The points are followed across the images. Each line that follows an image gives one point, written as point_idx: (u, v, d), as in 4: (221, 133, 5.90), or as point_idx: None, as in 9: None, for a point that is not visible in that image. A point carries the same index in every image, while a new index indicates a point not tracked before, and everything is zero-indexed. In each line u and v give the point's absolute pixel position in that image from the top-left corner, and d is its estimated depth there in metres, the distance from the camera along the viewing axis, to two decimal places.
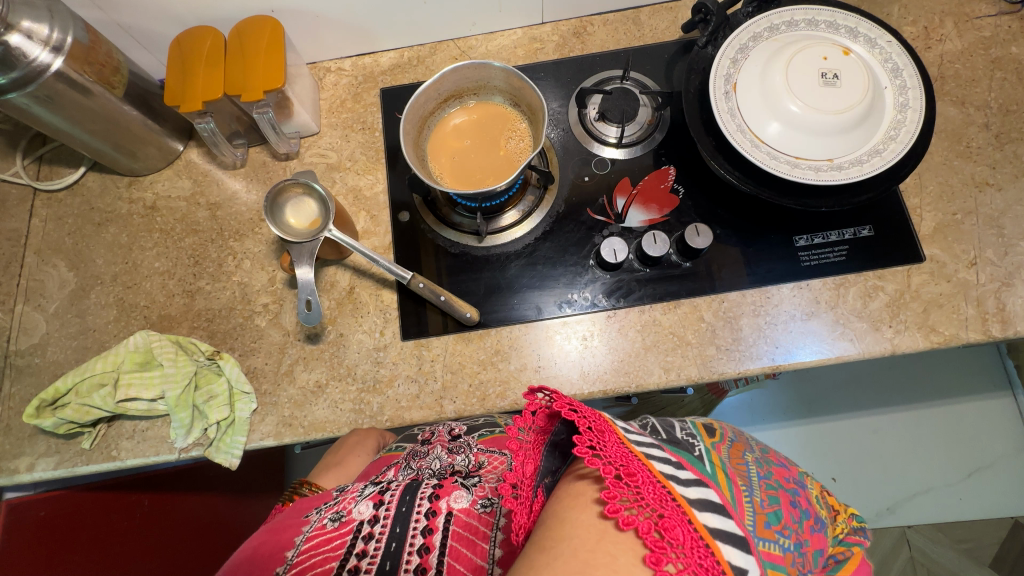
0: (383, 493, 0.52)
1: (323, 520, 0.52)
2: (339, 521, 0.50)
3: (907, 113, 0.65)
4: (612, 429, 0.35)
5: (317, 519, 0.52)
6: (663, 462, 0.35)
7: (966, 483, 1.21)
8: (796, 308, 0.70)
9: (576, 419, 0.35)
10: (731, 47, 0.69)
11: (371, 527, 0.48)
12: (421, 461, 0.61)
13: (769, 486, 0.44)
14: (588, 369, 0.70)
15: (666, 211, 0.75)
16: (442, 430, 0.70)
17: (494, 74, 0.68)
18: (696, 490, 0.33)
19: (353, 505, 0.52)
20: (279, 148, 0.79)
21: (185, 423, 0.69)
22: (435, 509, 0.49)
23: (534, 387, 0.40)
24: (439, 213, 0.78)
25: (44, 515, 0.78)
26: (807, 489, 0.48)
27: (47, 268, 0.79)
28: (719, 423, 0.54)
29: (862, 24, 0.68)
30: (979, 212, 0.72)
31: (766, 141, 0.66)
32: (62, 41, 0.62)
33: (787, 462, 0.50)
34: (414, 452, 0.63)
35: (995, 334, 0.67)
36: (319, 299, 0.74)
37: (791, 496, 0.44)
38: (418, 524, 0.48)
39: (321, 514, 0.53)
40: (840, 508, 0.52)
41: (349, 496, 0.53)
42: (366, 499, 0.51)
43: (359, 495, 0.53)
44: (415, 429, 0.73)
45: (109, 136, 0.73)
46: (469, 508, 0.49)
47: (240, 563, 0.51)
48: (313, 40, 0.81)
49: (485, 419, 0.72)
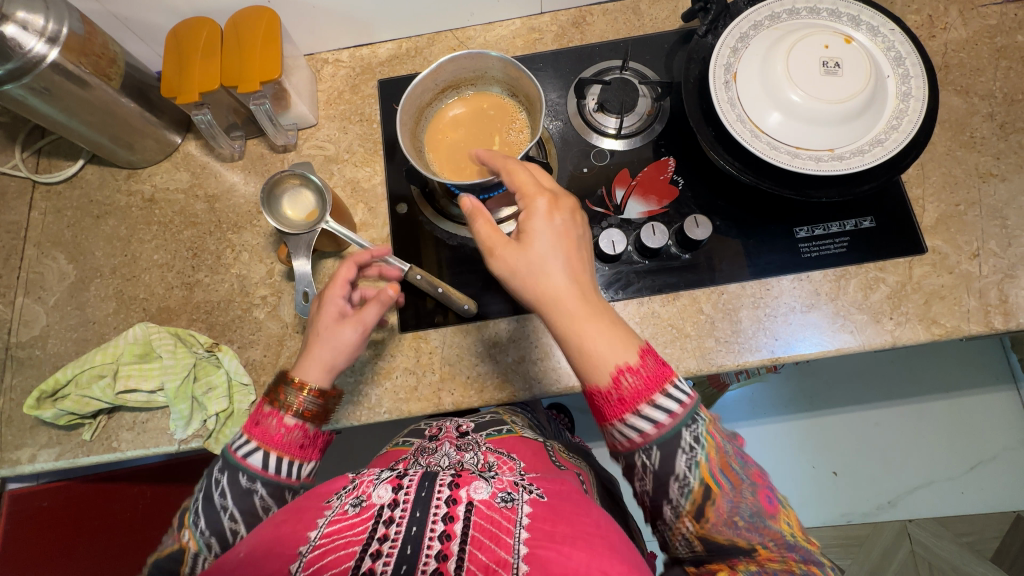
0: (402, 478, 0.51)
1: (344, 506, 0.49)
2: (360, 506, 0.48)
3: (909, 102, 0.64)
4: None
5: (338, 504, 0.50)
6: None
7: (969, 476, 1.21)
8: (796, 300, 0.70)
9: None
10: (731, 37, 0.68)
11: (391, 512, 0.47)
12: (429, 457, 0.59)
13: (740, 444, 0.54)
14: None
15: (665, 202, 0.74)
16: (450, 426, 0.69)
17: (492, 65, 0.68)
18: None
19: (371, 489, 0.50)
20: (277, 139, 0.79)
21: (184, 414, 0.69)
22: (455, 497, 0.48)
23: None
24: (437, 206, 0.77)
25: (46, 506, 0.80)
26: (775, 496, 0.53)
27: (47, 260, 0.79)
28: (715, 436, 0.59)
29: (865, 11, 0.67)
30: (982, 203, 0.71)
31: (766, 131, 0.65)
32: (58, 32, 0.62)
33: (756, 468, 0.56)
34: (422, 449, 0.61)
35: (997, 326, 0.66)
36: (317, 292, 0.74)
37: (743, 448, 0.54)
38: (438, 510, 0.47)
39: (343, 499, 0.50)
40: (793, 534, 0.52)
41: (366, 481, 0.52)
42: (384, 483, 0.51)
43: (376, 479, 0.52)
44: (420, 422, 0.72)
45: (106, 127, 0.73)
46: (490, 500, 0.49)
47: (259, 544, 0.46)
48: (310, 31, 0.81)
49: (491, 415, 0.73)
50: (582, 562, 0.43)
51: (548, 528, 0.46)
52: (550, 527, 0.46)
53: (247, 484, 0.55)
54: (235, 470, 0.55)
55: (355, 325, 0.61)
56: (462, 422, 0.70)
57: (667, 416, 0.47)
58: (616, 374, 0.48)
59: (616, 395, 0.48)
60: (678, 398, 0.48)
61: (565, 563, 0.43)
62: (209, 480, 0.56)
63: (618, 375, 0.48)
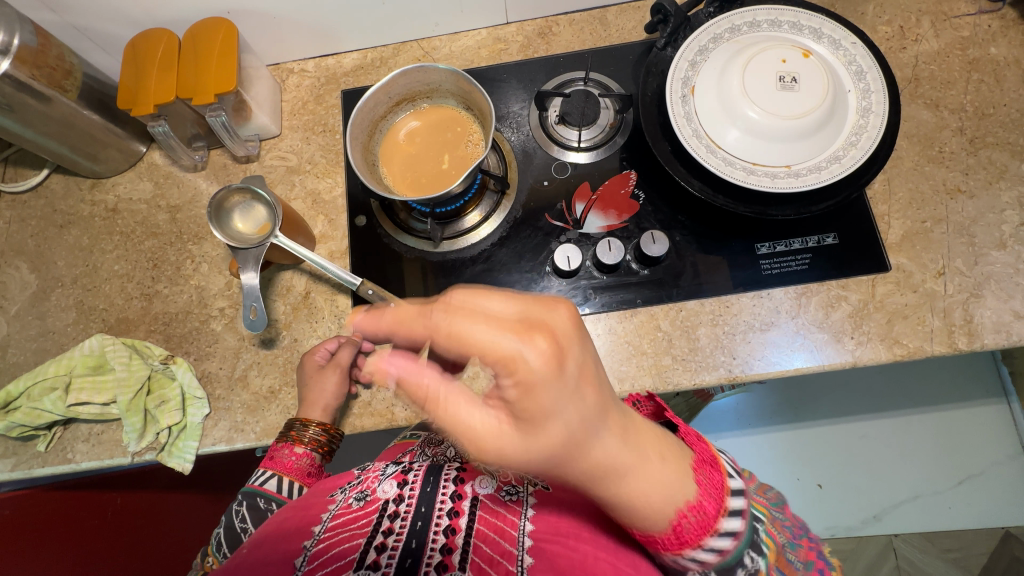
0: (407, 473, 0.53)
1: (348, 499, 0.51)
2: (364, 500, 0.50)
3: (869, 118, 0.63)
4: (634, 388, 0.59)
5: (342, 497, 0.51)
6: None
7: (956, 491, 1.18)
8: (755, 318, 0.68)
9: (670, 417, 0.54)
10: (689, 49, 0.67)
11: (396, 506, 0.48)
12: (436, 448, 0.59)
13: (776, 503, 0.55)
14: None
15: (624, 216, 0.73)
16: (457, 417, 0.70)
17: (443, 77, 0.68)
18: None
19: (376, 484, 0.52)
20: (235, 150, 0.78)
21: (137, 427, 0.69)
22: (460, 492, 0.50)
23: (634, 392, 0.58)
24: (397, 219, 0.77)
25: (9, 514, 0.81)
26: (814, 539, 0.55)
27: (10, 269, 0.79)
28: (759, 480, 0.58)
29: (827, 24, 0.66)
30: (950, 220, 0.69)
31: (723, 147, 0.64)
32: (8, 43, 0.61)
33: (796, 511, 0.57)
34: (429, 440, 0.61)
35: (961, 347, 0.65)
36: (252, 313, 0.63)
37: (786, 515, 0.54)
38: (443, 505, 0.49)
39: (346, 493, 0.52)
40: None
41: (372, 475, 0.54)
42: (389, 479, 0.52)
43: (381, 474, 0.54)
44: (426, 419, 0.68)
45: (65, 138, 0.72)
46: (494, 494, 0.51)
47: (266, 535, 0.47)
48: (273, 42, 0.81)
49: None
50: (588, 555, 0.45)
51: (553, 521, 0.49)
52: (554, 520, 0.49)
53: (265, 505, 0.63)
54: (254, 496, 0.64)
55: (335, 369, 0.68)
56: None
57: (730, 543, 0.43)
58: (674, 519, 0.42)
59: (677, 534, 0.42)
60: (738, 520, 0.44)
61: (571, 556, 0.45)
62: (229, 512, 0.63)
63: (676, 519, 0.42)
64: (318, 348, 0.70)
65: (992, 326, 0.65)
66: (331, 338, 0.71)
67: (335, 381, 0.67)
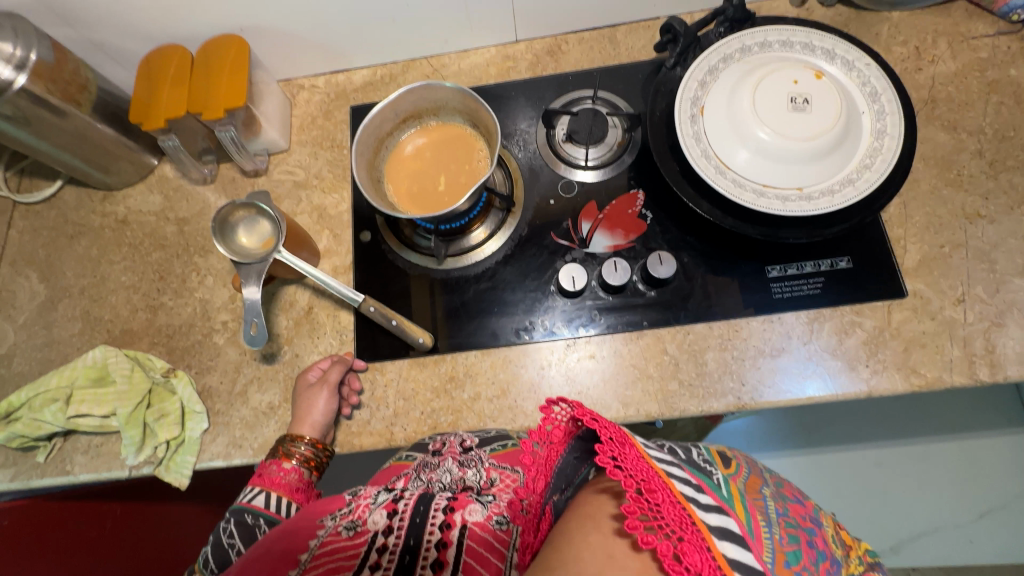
0: (397, 502, 0.51)
1: (337, 527, 0.50)
2: (354, 530, 0.49)
3: (884, 140, 0.61)
4: (634, 442, 0.33)
5: (331, 525, 0.51)
6: (684, 482, 0.32)
7: (978, 524, 1.13)
8: (764, 344, 0.66)
9: (622, 479, 0.30)
10: (699, 69, 0.66)
11: (385, 538, 0.47)
12: (432, 473, 0.60)
13: (790, 524, 0.38)
14: (572, 388, 0.67)
15: (631, 236, 0.72)
16: (454, 440, 0.65)
17: (449, 96, 0.68)
18: (716, 517, 0.31)
19: (368, 514, 0.51)
20: (244, 165, 0.79)
21: (136, 440, 0.68)
22: (449, 521, 0.48)
23: (552, 403, 0.41)
24: (402, 236, 0.77)
25: (6, 525, 0.77)
26: (824, 528, 0.43)
27: (20, 279, 0.80)
28: (732, 451, 0.48)
29: (840, 45, 0.64)
30: (969, 245, 0.67)
31: (733, 168, 0.62)
32: (25, 59, 0.63)
33: (803, 496, 0.44)
34: (425, 463, 0.61)
35: (982, 378, 0.62)
36: (251, 332, 0.62)
37: (810, 536, 0.38)
38: (432, 536, 0.46)
39: (337, 520, 0.51)
40: (855, 545, 0.46)
41: (362, 504, 0.52)
42: (380, 508, 0.51)
43: (372, 503, 0.52)
44: (426, 437, 0.67)
45: (77, 151, 0.73)
46: (484, 522, 0.48)
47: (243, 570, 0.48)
48: (285, 59, 0.82)
49: (498, 429, 0.67)
50: None
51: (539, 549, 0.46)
52: None
53: (252, 521, 0.62)
54: (240, 513, 0.63)
55: (323, 388, 0.65)
56: (467, 437, 0.65)
57: None
58: None
59: None
60: None
61: None
62: (217, 531, 0.63)
63: None
64: (312, 366, 0.70)
65: (1016, 357, 0.62)
66: (326, 358, 0.70)
67: (324, 399, 0.64)
